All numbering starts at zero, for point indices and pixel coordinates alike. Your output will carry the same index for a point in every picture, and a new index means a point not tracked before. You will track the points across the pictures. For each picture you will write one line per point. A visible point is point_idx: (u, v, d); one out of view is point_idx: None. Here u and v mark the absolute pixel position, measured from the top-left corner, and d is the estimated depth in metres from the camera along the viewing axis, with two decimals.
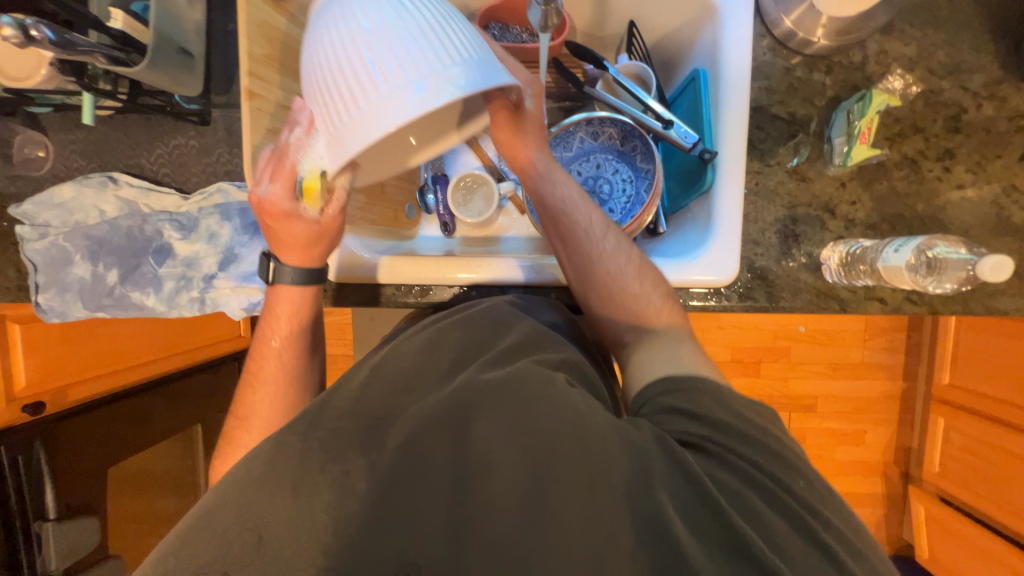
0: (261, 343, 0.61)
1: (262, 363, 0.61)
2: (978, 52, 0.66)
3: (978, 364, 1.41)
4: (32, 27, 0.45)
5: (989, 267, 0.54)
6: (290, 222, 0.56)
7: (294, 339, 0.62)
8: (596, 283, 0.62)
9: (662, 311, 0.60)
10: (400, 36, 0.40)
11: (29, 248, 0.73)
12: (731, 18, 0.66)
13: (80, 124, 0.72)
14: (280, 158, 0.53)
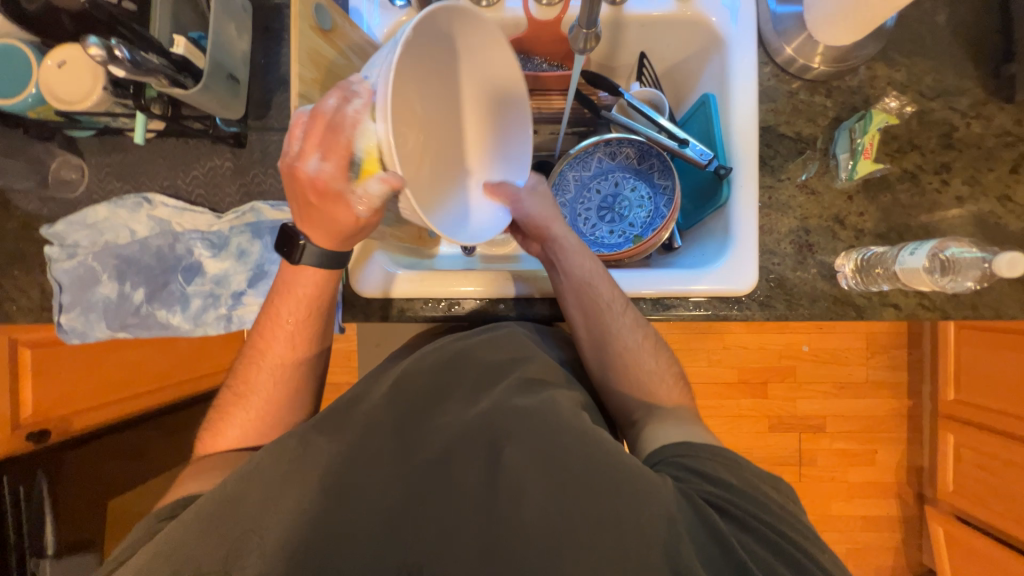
0: (273, 321, 0.62)
1: (271, 341, 0.62)
2: (961, 77, 0.72)
3: (982, 378, 1.43)
4: (114, 47, 0.48)
5: (1005, 263, 0.59)
6: (337, 207, 0.51)
7: (308, 325, 0.62)
8: (613, 352, 0.68)
9: (670, 378, 0.67)
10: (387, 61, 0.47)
11: (57, 268, 0.72)
12: (738, 49, 0.72)
13: (119, 147, 0.74)
14: (335, 130, 0.47)
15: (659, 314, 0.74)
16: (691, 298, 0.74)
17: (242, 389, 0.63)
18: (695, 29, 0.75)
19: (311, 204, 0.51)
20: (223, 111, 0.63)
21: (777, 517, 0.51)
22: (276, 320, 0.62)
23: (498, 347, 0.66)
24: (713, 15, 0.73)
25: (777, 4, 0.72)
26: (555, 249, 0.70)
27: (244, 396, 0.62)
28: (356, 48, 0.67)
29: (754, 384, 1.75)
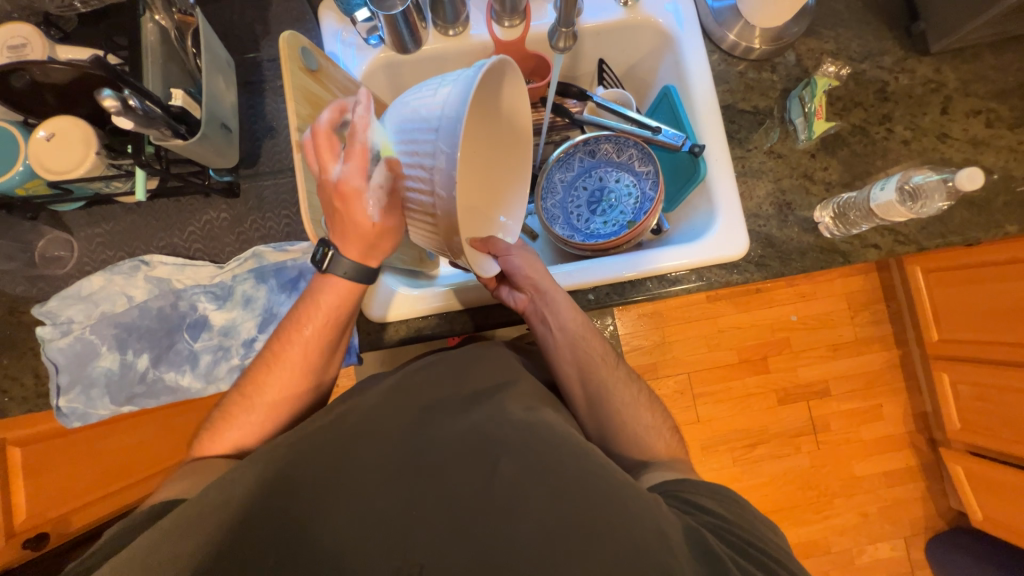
0: (296, 328, 0.63)
1: (287, 348, 0.63)
2: (880, 40, 0.82)
3: (959, 313, 1.52)
4: (128, 97, 0.50)
5: (967, 178, 0.68)
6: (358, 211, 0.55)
7: (326, 333, 0.64)
8: (608, 397, 0.72)
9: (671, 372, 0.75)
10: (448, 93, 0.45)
11: (51, 348, 0.68)
12: (687, 42, 0.80)
13: (109, 216, 0.73)
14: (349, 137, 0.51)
15: (665, 290, 0.78)
16: (692, 270, 0.77)
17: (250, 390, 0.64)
18: (645, 31, 0.83)
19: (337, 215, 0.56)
20: (218, 158, 0.65)
21: (761, 535, 0.54)
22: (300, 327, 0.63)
23: (493, 371, 0.69)
24: (659, 16, 0.81)
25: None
26: (548, 304, 0.73)
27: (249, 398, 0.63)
28: (343, 88, 0.70)
29: (755, 361, 1.80)
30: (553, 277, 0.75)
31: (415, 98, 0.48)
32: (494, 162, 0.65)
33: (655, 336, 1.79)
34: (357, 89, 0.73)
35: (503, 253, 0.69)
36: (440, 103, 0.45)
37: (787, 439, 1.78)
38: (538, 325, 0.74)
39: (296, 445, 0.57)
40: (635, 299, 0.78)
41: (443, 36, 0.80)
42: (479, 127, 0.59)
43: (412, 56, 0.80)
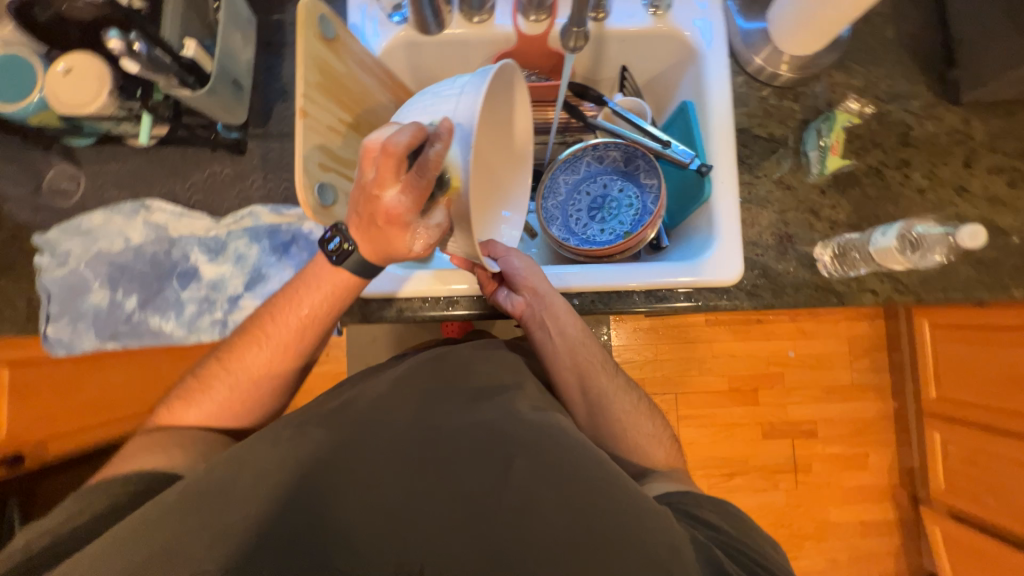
0: (290, 307, 0.63)
1: (277, 325, 0.64)
2: (911, 82, 0.80)
3: (961, 375, 1.49)
4: (134, 42, 0.53)
5: (968, 235, 0.68)
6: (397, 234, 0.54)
7: (319, 317, 0.64)
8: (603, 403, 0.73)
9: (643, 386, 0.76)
10: (459, 88, 0.55)
11: (47, 277, 0.72)
12: (711, 59, 0.79)
13: (117, 156, 0.75)
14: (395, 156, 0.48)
15: (650, 305, 0.77)
16: (682, 290, 0.77)
17: (221, 369, 0.66)
18: (671, 42, 0.82)
19: (372, 223, 0.52)
20: (225, 114, 0.65)
21: (762, 548, 0.56)
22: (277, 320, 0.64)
23: (494, 370, 0.69)
24: (686, 29, 0.79)
25: (744, 21, 0.80)
26: (546, 307, 0.73)
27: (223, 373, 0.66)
28: (359, 60, 0.71)
29: (745, 391, 1.78)
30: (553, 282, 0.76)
31: (431, 92, 0.57)
32: (502, 160, 0.75)
33: (647, 351, 1.78)
34: (372, 63, 0.74)
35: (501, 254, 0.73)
36: (460, 93, 0.54)
37: (766, 474, 1.76)
38: (537, 330, 0.74)
39: (290, 419, 0.61)
40: (621, 310, 0.78)
41: (466, 22, 0.79)
42: (485, 132, 0.69)
43: (433, 38, 0.80)
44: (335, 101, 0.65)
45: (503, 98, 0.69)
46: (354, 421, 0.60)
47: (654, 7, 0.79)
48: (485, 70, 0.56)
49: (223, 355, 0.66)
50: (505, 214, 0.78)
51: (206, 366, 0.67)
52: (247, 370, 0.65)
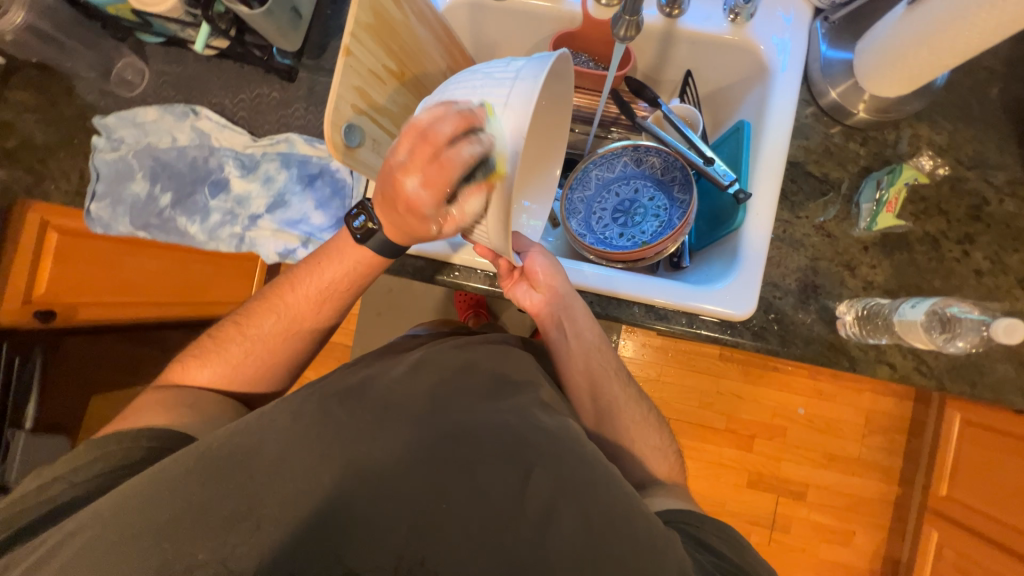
0: (315, 265, 0.69)
1: (301, 281, 0.70)
2: (1002, 152, 0.72)
3: (980, 479, 1.37)
4: None
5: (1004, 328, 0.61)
6: (416, 222, 0.53)
7: (341, 281, 0.69)
8: (605, 408, 0.73)
9: (625, 399, 0.74)
10: (513, 75, 0.47)
11: (99, 158, 0.77)
12: (781, 82, 0.73)
13: (181, 60, 0.79)
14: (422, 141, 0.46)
15: (649, 321, 0.75)
16: (686, 313, 0.74)
17: (234, 331, 0.71)
18: (743, 55, 0.77)
19: (395, 206, 0.52)
20: (279, 38, 0.68)
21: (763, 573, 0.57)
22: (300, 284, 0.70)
23: (505, 364, 0.69)
24: (762, 44, 0.74)
25: (829, 47, 0.73)
26: (564, 309, 0.74)
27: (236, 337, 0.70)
28: (419, 10, 0.70)
29: (741, 435, 1.72)
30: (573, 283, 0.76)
31: (482, 70, 0.50)
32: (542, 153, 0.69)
33: (651, 371, 1.73)
34: (433, 17, 0.73)
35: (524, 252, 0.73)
36: (515, 78, 0.47)
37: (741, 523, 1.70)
38: (552, 330, 0.75)
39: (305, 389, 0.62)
40: (617, 318, 0.76)
41: None
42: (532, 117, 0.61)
43: (500, 3, 0.79)
44: (382, 46, 0.65)
45: (558, 91, 0.60)
46: (352, 382, 0.64)
47: (733, 14, 0.74)
48: (547, 56, 0.49)
49: (240, 321, 0.71)
50: (524, 205, 0.71)
51: (222, 329, 0.72)
52: (261, 335, 0.70)
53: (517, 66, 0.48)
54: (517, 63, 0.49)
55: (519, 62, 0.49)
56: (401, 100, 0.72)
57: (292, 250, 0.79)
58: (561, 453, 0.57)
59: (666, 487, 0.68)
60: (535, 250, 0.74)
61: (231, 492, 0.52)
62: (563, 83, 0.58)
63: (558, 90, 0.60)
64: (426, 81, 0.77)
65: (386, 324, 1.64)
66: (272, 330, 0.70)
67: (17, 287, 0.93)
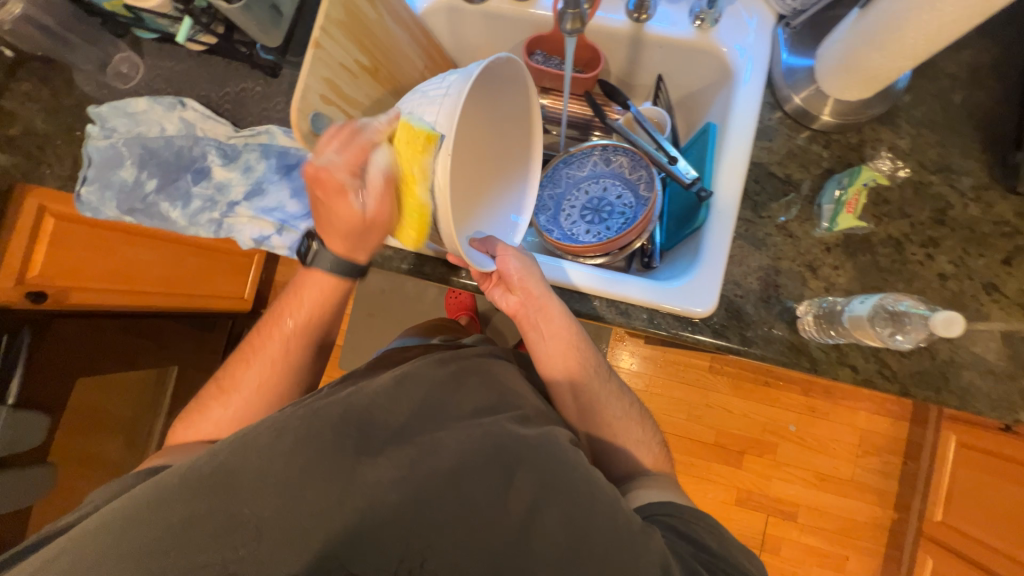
0: (282, 315, 0.76)
1: (271, 333, 0.76)
2: (966, 157, 0.72)
3: (976, 504, 1.33)
4: None
5: (941, 322, 0.54)
6: (337, 203, 0.60)
7: (307, 325, 0.75)
8: (585, 403, 0.73)
9: (605, 394, 0.74)
10: (443, 93, 0.56)
11: (92, 145, 0.81)
12: (744, 87, 0.75)
13: (173, 56, 0.83)
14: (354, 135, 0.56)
15: (611, 315, 0.75)
16: (646, 309, 0.74)
17: (224, 385, 0.75)
18: (709, 60, 0.79)
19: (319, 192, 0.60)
20: (259, 32, 0.72)
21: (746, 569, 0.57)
22: (278, 322, 0.76)
23: (482, 387, 0.66)
24: (726, 47, 0.76)
25: (790, 55, 0.75)
26: (540, 310, 0.73)
27: (225, 392, 0.74)
28: (394, 11, 0.74)
29: (730, 450, 1.68)
30: (549, 284, 0.75)
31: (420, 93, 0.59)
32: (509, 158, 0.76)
33: (640, 382, 1.71)
34: (409, 17, 0.77)
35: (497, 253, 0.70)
36: (445, 94, 0.55)
37: None
38: (530, 332, 0.74)
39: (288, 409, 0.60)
40: (580, 313, 0.77)
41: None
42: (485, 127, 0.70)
43: (476, 7, 0.83)
44: (355, 41, 0.68)
45: (510, 101, 0.70)
46: (328, 393, 0.64)
47: (699, 19, 0.76)
48: (472, 67, 0.56)
49: (230, 372, 0.75)
50: (513, 219, 0.77)
51: (206, 392, 0.76)
52: (246, 384, 0.74)
53: (448, 84, 0.56)
54: (448, 81, 0.57)
55: (449, 80, 0.57)
56: (374, 94, 0.75)
57: (268, 237, 0.83)
58: (536, 455, 0.57)
59: (634, 488, 0.67)
60: (504, 249, 0.71)
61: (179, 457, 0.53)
62: (511, 84, 0.67)
63: (508, 92, 0.69)
64: (402, 78, 0.80)
65: (375, 324, 1.65)
66: (246, 383, 0.74)
67: (12, 267, 0.97)
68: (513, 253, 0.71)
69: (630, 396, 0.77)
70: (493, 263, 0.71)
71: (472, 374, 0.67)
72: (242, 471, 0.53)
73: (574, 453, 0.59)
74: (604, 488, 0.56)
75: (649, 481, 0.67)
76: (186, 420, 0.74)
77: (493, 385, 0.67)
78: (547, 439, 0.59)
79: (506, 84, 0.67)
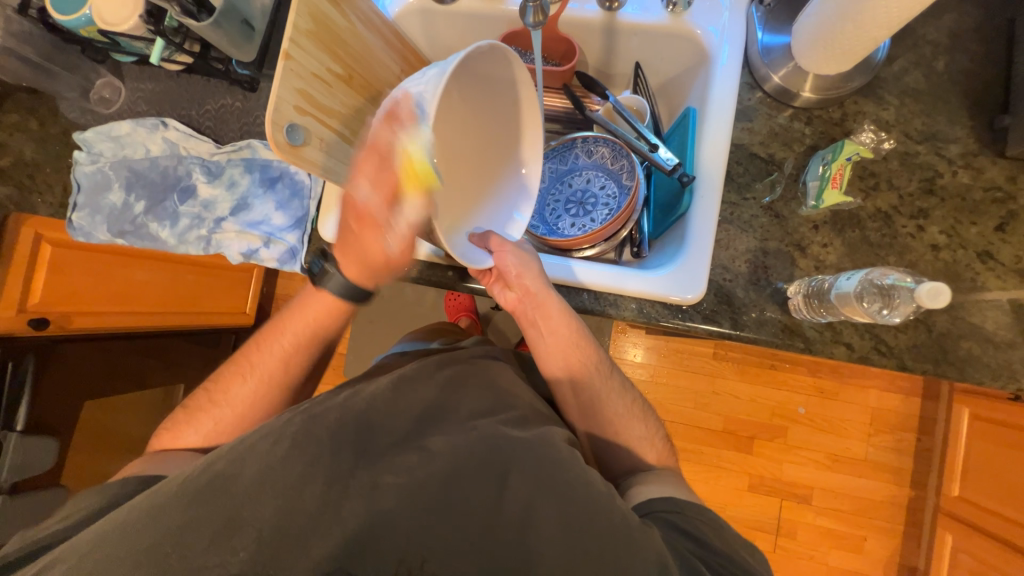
0: (281, 330, 0.77)
1: (269, 347, 0.77)
2: (953, 124, 0.70)
3: (993, 477, 1.30)
4: None
5: (926, 292, 0.52)
6: (370, 239, 0.67)
7: (306, 341, 0.77)
8: (584, 399, 0.73)
9: (604, 388, 0.74)
10: (426, 88, 0.54)
11: (79, 171, 0.82)
12: (722, 69, 0.74)
13: (152, 77, 0.84)
14: (383, 160, 0.58)
15: (599, 307, 0.75)
16: (635, 300, 0.74)
17: (217, 397, 0.75)
18: (685, 44, 0.78)
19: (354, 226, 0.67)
20: (231, 47, 0.72)
21: (749, 564, 0.57)
22: (278, 339, 0.76)
23: (477, 392, 0.67)
24: (700, 29, 0.76)
25: (766, 32, 0.74)
26: (538, 307, 0.72)
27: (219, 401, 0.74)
28: (363, 16, 0.73)
29: (739, 436, 1.67)
30: (549, 280, 0.74)
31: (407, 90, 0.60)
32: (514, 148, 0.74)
33: (644, 373, 1.70)
34: (381, 22, 0.77)
35: (496, 248, 0.69)
36: (427, 90, 0.54)
37: (745, 529, 1.64)
38: (528, 328, 0.75)
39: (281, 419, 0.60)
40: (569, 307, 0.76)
41: None
42: (475, 120, 0.69)
43: (446, 7, 0.83)
44: (326, 50, 0.68)
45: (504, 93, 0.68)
46: (332, 395, 0.64)
47: (671, 4, 0.75)
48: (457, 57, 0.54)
49: (224, 379, 0.76)
50: (519, 217, 0.75)
51: (196, 400, 0.76)
52: (241, 393, 0.74)
53: (432, 78, 0.55)
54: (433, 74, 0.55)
55: (434, 73, 0.55)
56: (351, 101, 0.75)
57: (255, 250, 0.86)
58: (530, 455, 0.57)
59: (633, 487, 0.66)
60: (502, 242, 0.70)
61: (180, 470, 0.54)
62: (503, 72, 0.65)
63: (503, 80, 0.67)
64: (378, 83, 0.80)
65: (376, 331, 1.66)
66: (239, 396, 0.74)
67: (13, 298, 0.98)
68: (513, 249, 0.70)
69: (633, 391, 0.76)
70: (491, 260, 0.70)
71: (466, 378, 0.69)
72: (232, 486, 0.53)
73: (568, 454, 0.59)
74: (602, 490, 0.56)
75: (647, 479, 0.66)
76: (178, 427, 0.74)
77: (489, 386, 0.69)
78: (543, 440, 0.60)
79: (497, 71, 0.65)
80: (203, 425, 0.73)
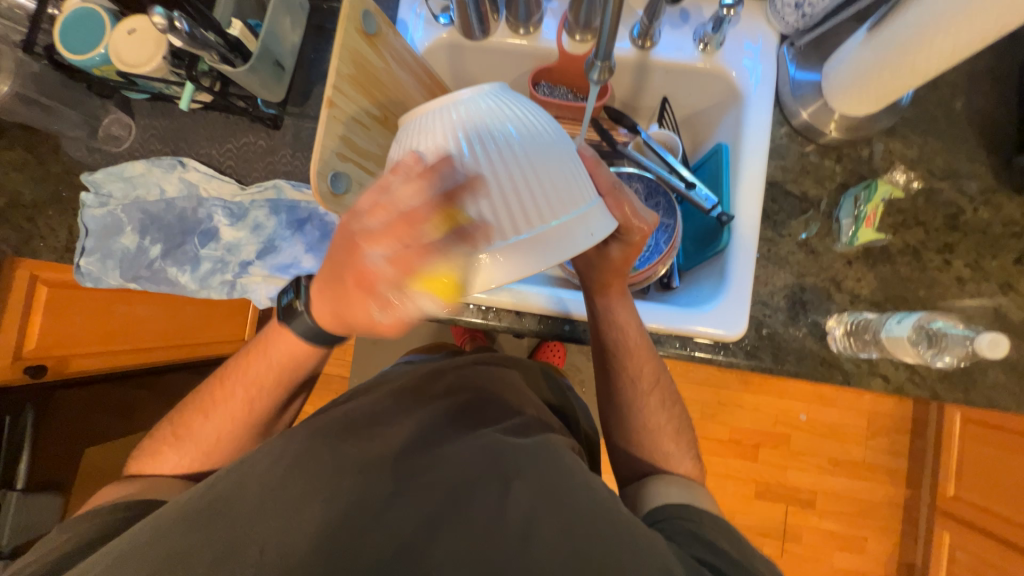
0: (253, 359, 0.65)
1: (237, 374, 0.66)
2: (972, 162, 0.74)
3: (989, 480, 1.38)
4: (176, 19, 0.54)
5: (987, 344, 0.61)
6: (359, 306, 0.45)
7: (278, 378, 0.65)
8: (622, 420, 0.73)
9: (651, 411, 0.71)
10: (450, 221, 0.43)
11: (88, 214, 0.76)
12: (754, 107, 0.76)
13: (167, 114, 0.80)
14: (373, 171, 0.46)
15: None
16: (678, 337, 0.74)
17: (186, 421, 0.66)
18: (716, 81, 0.80)
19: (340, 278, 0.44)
20: (263, 90, 0.70)
21: None
22: (250, 366, 0.65)
23: (490, 413, 0.62)
24: (733, 70, 0.78)
25: (798, 70, 0.76)
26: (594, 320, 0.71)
27: (191, 420, 0.66)
28: (398, 57, 0.71)
29: (744, 445, 1.70)
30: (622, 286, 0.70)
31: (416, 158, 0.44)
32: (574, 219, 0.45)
33: None
34: (413, 60, 0.75)
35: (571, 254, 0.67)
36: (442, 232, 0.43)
37: (752, 535, 1.68)
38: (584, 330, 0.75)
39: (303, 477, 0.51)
40: None
41: (513, 33, 0.81)
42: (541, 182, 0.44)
43: (477, 43, 0.82)
44: (364, 93, 0.66)
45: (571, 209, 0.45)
46: (335, 419, 0.59)
47: (703, 43, 0.77)
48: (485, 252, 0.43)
49: (187, 406, 0.67)
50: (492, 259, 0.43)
51: (164, 423, 0.67)
52: (204, 423, 0.65)
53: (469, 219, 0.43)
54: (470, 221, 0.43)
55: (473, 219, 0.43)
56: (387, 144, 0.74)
57: None
58: (533, 465, 0.52)
59: (650, 494, 0.63)
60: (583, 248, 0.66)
61: (207, 540, 0.47)
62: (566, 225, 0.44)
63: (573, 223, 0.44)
64: None
65: (381, 357, 1.62)
66: (201, 429, 0.65)
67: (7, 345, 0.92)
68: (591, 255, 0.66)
69: (675, 406, 0.72)
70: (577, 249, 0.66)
71: (463, 388, 0.66)
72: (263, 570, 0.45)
73: (568, 463, 0.54)
74: (606, 497, 0.51)
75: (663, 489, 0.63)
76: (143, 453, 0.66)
77: (490, 399, 0.64)
78: (544, 446, 0.56)
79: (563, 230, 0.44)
80: (177, 451, 0.64)
